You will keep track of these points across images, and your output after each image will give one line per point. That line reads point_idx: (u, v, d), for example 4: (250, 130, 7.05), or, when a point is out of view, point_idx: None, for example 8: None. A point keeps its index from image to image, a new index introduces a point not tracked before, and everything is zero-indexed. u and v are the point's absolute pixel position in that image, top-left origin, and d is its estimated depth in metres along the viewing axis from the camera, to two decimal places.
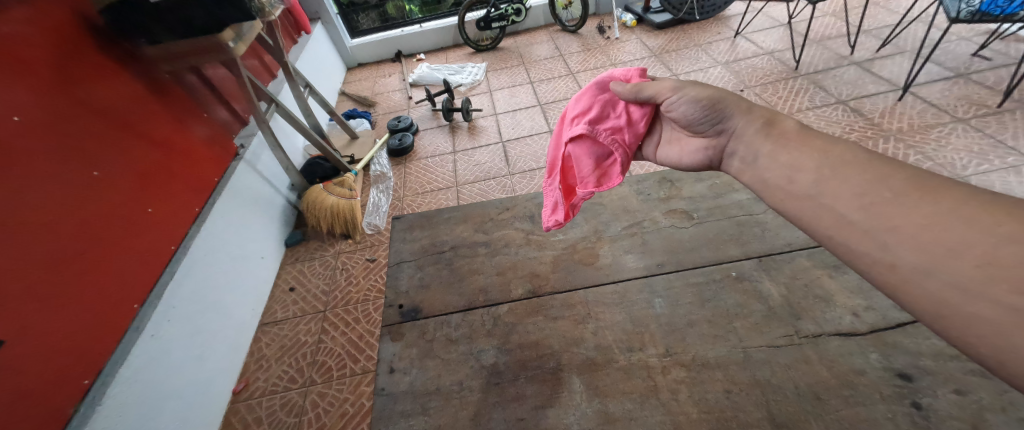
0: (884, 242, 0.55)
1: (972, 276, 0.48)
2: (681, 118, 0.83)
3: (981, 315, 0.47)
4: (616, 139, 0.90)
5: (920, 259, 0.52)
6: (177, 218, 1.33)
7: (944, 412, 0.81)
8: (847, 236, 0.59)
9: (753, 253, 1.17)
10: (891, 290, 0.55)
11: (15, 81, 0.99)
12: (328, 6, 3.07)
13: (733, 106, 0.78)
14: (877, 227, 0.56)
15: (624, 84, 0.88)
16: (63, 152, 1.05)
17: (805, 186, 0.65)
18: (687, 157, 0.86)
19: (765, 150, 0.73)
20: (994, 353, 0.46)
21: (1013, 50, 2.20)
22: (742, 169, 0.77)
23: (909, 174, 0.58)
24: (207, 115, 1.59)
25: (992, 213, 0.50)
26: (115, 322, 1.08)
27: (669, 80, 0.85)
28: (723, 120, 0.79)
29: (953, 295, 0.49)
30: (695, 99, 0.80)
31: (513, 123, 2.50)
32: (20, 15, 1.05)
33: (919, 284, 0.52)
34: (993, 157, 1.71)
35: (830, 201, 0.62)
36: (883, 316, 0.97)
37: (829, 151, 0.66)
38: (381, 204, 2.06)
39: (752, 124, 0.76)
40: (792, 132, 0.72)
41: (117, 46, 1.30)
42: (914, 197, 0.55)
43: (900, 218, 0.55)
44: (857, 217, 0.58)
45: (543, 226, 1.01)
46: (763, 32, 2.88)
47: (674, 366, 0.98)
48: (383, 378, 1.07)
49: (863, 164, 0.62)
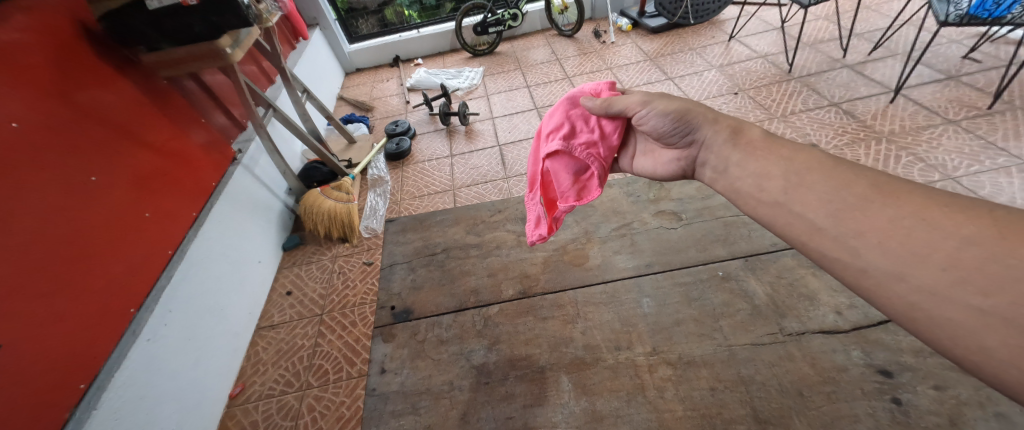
0: (854, 249, 0.56)
1: (940, 280, 0.49)
2: (652, 131, 0.85)
3: (950, 317, 0.49)
4: (591, 153, 0.92)
5: (889, 264, 0.53)
6: (175, 223, 1.35)
7: (923, 408, 0.84)
8: (819, 242, 0.60)
9: (739, 253, 1.19)
10: (863, 291, 0.56)
11: (14, 88, 1.01)
12: (327, 12, 3.10)
13: (700, 117, 0.80)
14: (845, 233, 0.58)
15: (595, 99, 0.90)
16: (61, 157, 1.07)
17: (776, 193, 0.67)
18: (662, 168, 0.89)
19: (734, 159, 0.74)
20: (959, 348, 0.48)
21: (1003, 52, 2.23)
22: (714, 177, 0.78)
23: (871, 179, 0.60)
24: (204, 121, 1.61)
25: (952, 217, 0.51)
26: (111, 325, 1.09)
27: (638, 94, 0.87)
28: (692, 131, 0.81)
29: (923, 298, 0.51)
30: (663, 112, 0.82)
31: (509, 126, 2.52)
32: (21, 23, 1.08)
33: (889, 287, 0.53)
34: (984, 158, 1.73)
35: (800, 208, 0.63)
36: (865, 314, 0.99)
37: (795, 158, 0.68)
38: (378, 207, 2.08)
39: (720, 134, 0.78)
40: (759, 140, 0.74)
41: (115, 53, 1.32)
42: (878, 202, 0.57)
43: (867, 223, 0.56)
44: (825, 224, 0.60)
45: (528, 240, 1.05)
46: (757, 35, 2.92)
47: (660, 365, 1.00)
48: (375, 378, 1.09)
49: (829, 170, 0.64)
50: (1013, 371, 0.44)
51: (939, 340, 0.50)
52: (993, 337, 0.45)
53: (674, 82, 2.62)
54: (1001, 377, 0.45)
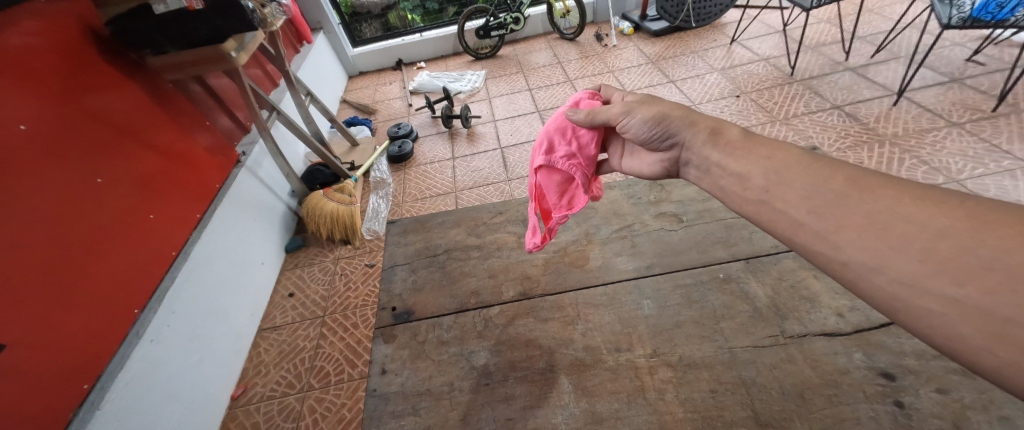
0: (836, 243, 0.57)
1: (918, 271, 0.50)
2: (633, 139, 0.86)
3: (928, 307, 0.49)
4: (572, 164, 0.95)
5: (869, 257, 0.53)
6: (178, 224, 1.36)
7: (926, 411, 0.83)
8: (803, 237, 0.61)
9: (740, 255, 1.19)
10: (848, 284, 0.57)
11: (22, 91, 1.03)
12: (331, 17, 3.12)
13: (677, 121, 0.80)
14: (826, 229, 0.58)
15: (573, 113, 0.92)
16: (66, 159, 1.08)
17: (759, 190, 0.67)
18: (648, 168, 0.90)
19: (715, 159, 0.74)
20: (944, 341, 0.49)
21: (1007, 55, 2.22)
22: (699, 176, 0.78)
23: (849, 174, 0.60)
24: (209, 123, 1.63)
25: (926, 209, 0.52)
26: (115, 326, 1.10)
27: (618, 103, 0.87)
28: (672, 135, 0.81)
29: (902, 290, 0.51)
30: (642, 119, 0.82)
31: (511, 129, 2.53)
32: (31, 27, 1.10)
33: (870, 280, 0.54)
34: (988, 161, 1.72)
35: (781, 205, 0.64)
36: (867, 316, 0.99)
37: (774, 156, 0.68)
38: (380, 209, 2.09)
39: (698, 135, 0.77)
40: (738, 140, 0.74)
41: (121, 57, 1.34)
42: (855, 197, 0.57)
43: (845, 218, 0.57)
44: (808, 220, 0.60)
45: (527, 248, 1.08)
46: (759, 38, 2.91)
47: (661, 366, 1.00)
48: (375, 379, 1.10)
49: (808, 166, 0.64)
50: (993, 359, 0.45)
51: (926, 335, 0.50)
52: (970, 326, 0.46)
53: (676, 85, 2.62)
54: (982, 366, 0.46)
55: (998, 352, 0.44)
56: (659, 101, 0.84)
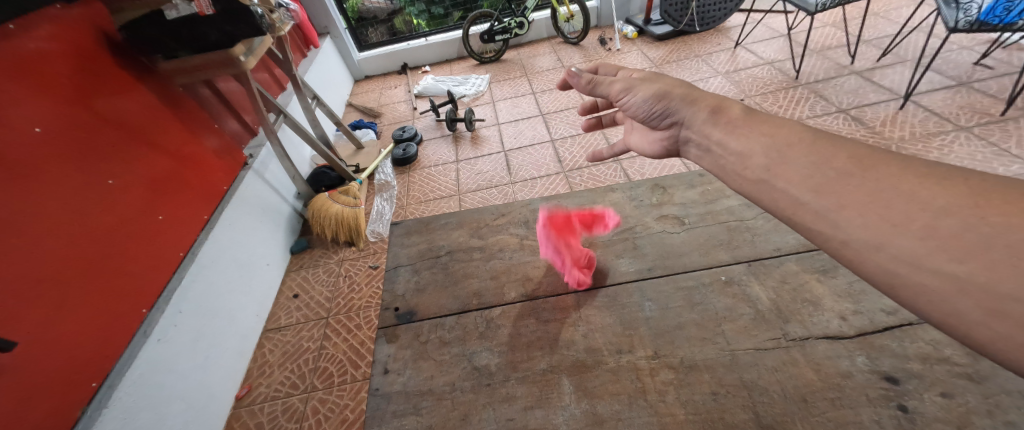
0: (837, 222, 0.56)
1: (918, 248, 0.49)
2: (633, 117, 0.86)
3: (926, 284, 0.49)
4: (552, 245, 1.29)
5: (868, 234, 0.53)
6: (186, 226, 1.38)
7: (930, 415, 0.83)
8: (803, 217, 0.60)
9: (742, 257, 1.18)
10: (849, 264, 0.56)
11: (38, 94, 1.06)
12: (338, 21, 3.16)
13: (678, 99, 0.79)
14: (827, 207, 0.57)
15: (580, 76, 0.90)
16: (80, 162, 1.10)
17: (759, 170, 0.66)
18: (650, 147, 0.91)
19: (715, 137, 0.73)
20: (944, 322, 0.48)
21: (1016, 59, 2.20)
22: (700, 155, 0.77)
23: (853, 152, 0.60)
24: (218, 127, 1.66)
25: (930, 189, 0.52)
26: (123, 325, 1.12)
27: (621, 77, 0.86)
28: (672, 113, 0.80)
29: (901, 267, 0.51)
30: (643, 98, 0.82)
31: (515, 132, 2.54)
32: (47, 32, 1.13)
33: (869, 258, 0.53)
34: (997, 165, 1.70)
35: (783, 184, 0.63)
36: (871, 320, 0.98)
37: (777, 135, 0.67)
38: (384, 212, 2.11)
39: (698, 113, 0.76)
40: (739, 118, 0.72)
41: (133, 61, 1.37)
42: (857, 175, 0.57)
43: (847, 196, 0.56)
44: (809, 199, 0.59)
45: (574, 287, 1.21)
46: (764, 42, 2.91)
47: (662, 368, 0.99)
48: (378, 379, 1.10)
49: (810, 145, 0.63)
50: (992, 341, 0.45)
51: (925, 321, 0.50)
52: (969, 302, 0.46)
53: None
54: (983, 348, 0.46)
55: (994, 327, 0.44)
56: (662, 78, 0.83)
